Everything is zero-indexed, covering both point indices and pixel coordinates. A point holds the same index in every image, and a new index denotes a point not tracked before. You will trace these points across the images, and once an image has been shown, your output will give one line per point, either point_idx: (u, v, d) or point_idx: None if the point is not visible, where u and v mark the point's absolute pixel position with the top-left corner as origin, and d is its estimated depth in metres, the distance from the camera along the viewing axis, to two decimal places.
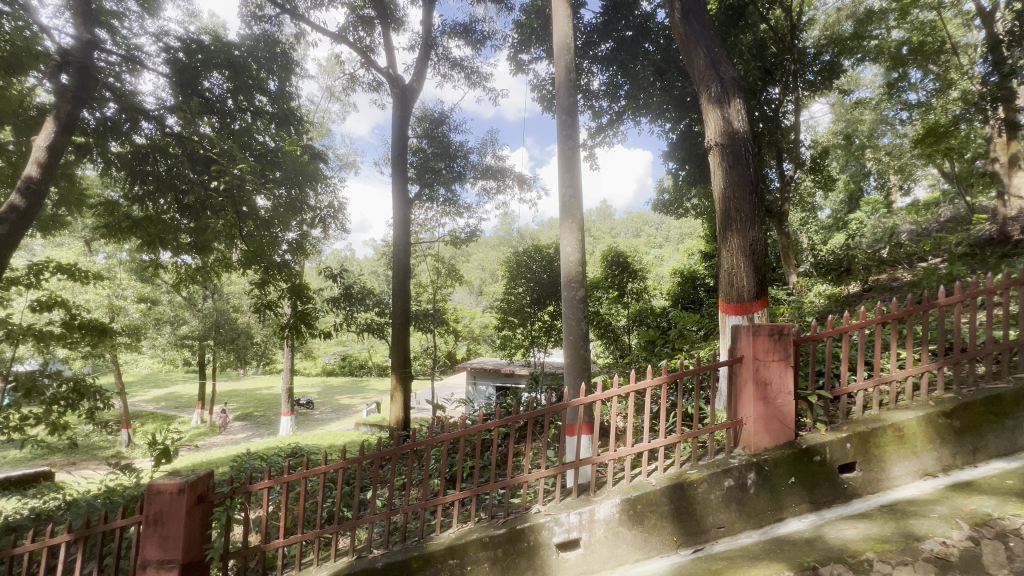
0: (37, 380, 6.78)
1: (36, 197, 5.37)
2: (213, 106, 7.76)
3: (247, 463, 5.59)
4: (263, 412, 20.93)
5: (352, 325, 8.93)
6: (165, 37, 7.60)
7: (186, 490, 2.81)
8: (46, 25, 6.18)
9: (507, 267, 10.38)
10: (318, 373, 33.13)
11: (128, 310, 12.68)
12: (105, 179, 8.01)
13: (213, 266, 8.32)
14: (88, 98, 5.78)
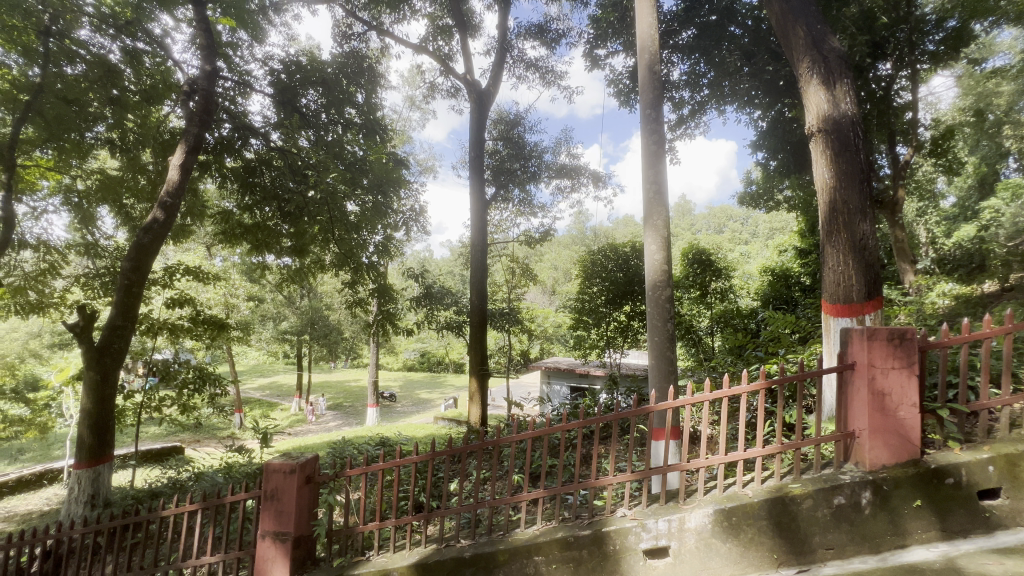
0: (170, 367, 7.88)
1: (171, 209, 6.18)
2: (310, 121, 8.49)
3: (343, 449, 6.06)
4: (351, 403, 22.53)
5: (432, 323, 9.32)
6: (270, 61, 8.45)
7: (297, 471, 3.11)
8: (177, 59, 7.13)
9: (582, 266, 10.24)
10: (399, 368, 35.00)
11: (240, 307, 14.26)
12: (221, 192, 9.04)
13: (309, 268, 9.07)
14: (210, 121, 6.59)
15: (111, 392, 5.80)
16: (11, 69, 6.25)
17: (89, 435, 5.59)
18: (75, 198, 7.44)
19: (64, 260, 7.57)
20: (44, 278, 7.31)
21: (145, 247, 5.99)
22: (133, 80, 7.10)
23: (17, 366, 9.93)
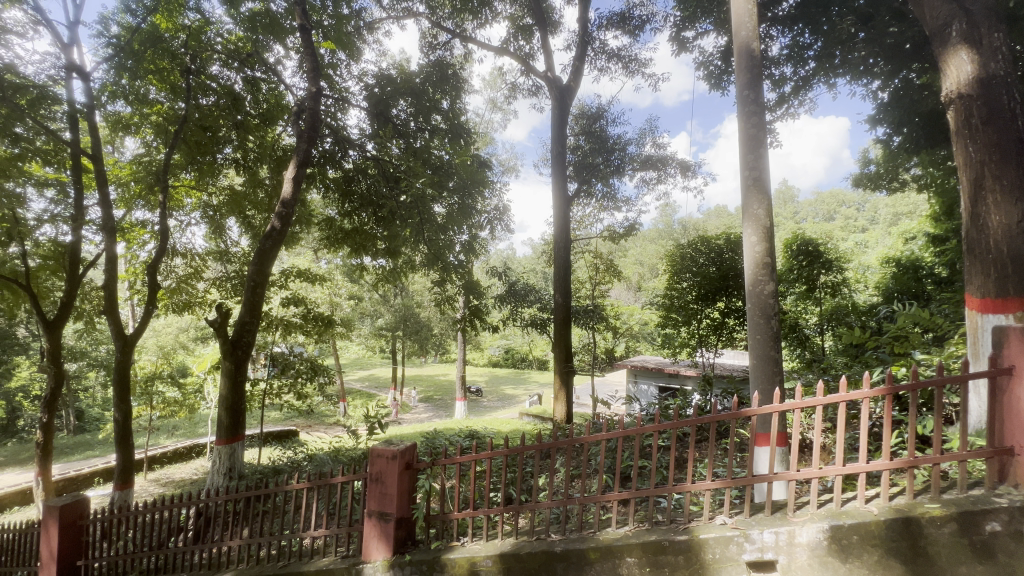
0: (288, 359, 8.91)
1: (286, 218, 6.91)
2: (400, 130, 9.04)
3: (436, 439, 6.39)
4: (441, 396, 23.67)
5: (517, 320, 9.45)
6: (365, 77, 9.12)
7: (398, 457, 3.34)
8: (287, 83, 7.95)
9: (670, 261, 9.78)
10: (485, 364, 35.97)
11: (343, 305, 15.58)
12: (325, 201, 9.94)
13: (401, 268, 9.65)
14: (316, 136, 7.26)
15: (243, 379, 6.65)
16: (163, 105, 7.43)
17: (226, 416, 6.46)
18: (211, 212, 8.62)
19: (204, 266, 8.82)
20: (191, 281, 8.60)
21: (266, 252, 6.78)
22: (253, 106, 8.06)
23: (172, 356, 11.77)
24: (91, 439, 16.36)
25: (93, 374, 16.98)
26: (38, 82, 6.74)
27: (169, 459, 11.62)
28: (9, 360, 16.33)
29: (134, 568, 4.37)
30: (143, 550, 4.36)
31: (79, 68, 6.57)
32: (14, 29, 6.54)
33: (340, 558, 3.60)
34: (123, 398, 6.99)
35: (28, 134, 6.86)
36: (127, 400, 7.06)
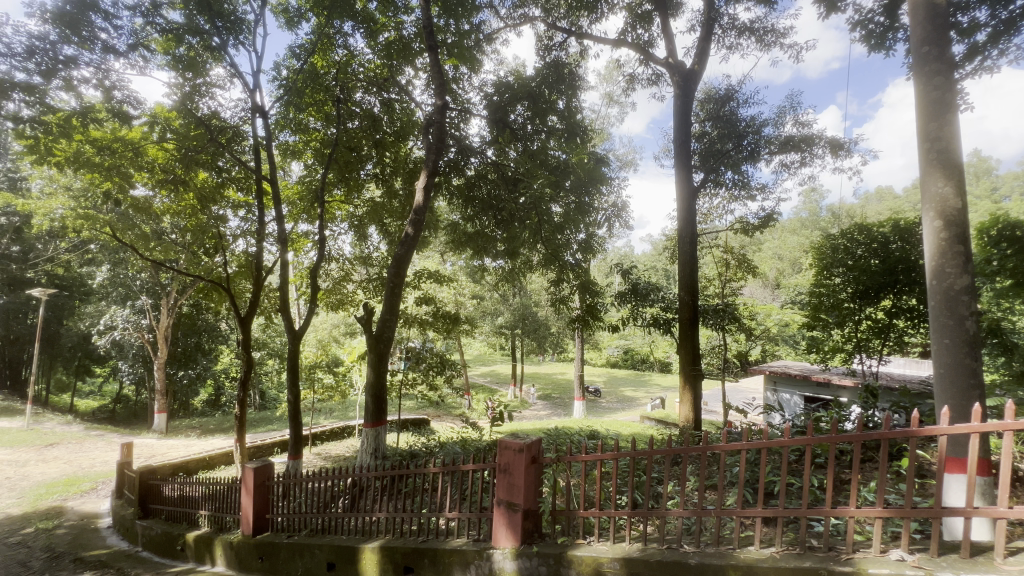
0: (420, 353, 9.75)
1: (418, 225, 7.56)
2: (518, 134, 9.31)
3: (557, 437, 6.46)
4: (559, 395, 23.86)
5: (638, 320, 9.07)
6: (485, 86, 9.57)
7: (524, 450, 3.45)
8: (417, 101, 8.70)
9: (817, 253, 8.61)
10: (603, 364, 35.29)
11: (467, 304, 16.56)
12: (450, 207, 10.65)
13: (520, 268, 9.94)
14: (443, 148, 7.81)
15: (385, 368, 7.42)
16: (320, 132, 8.67)
17: (372, 402, 7.28)
18: (356, 221, 9.79)
19: (352, 269, 10.05)
20: (343, 283, 9.89)
21: (402, 257, 7.48)
22: (389, 125, 8.98)
23: (328, 348, 13.66)
24: (271, 416, 19.74)
25: (271, 361, 20.47)
26: (232, 122, 8.32)
27: (326, 437, 13.47)
28: (216, 348, 20.45)
29: (305, 526, 5.14)
30: (310, 513, 5.10)
31: (260, 109, 7.97)
32: (217, 83, 8.16)
33: (472, 541, 3.84)
34: (294, 382, 8.29)
35: (227, 166, 8.51)
36: (297, 384, 8.36)
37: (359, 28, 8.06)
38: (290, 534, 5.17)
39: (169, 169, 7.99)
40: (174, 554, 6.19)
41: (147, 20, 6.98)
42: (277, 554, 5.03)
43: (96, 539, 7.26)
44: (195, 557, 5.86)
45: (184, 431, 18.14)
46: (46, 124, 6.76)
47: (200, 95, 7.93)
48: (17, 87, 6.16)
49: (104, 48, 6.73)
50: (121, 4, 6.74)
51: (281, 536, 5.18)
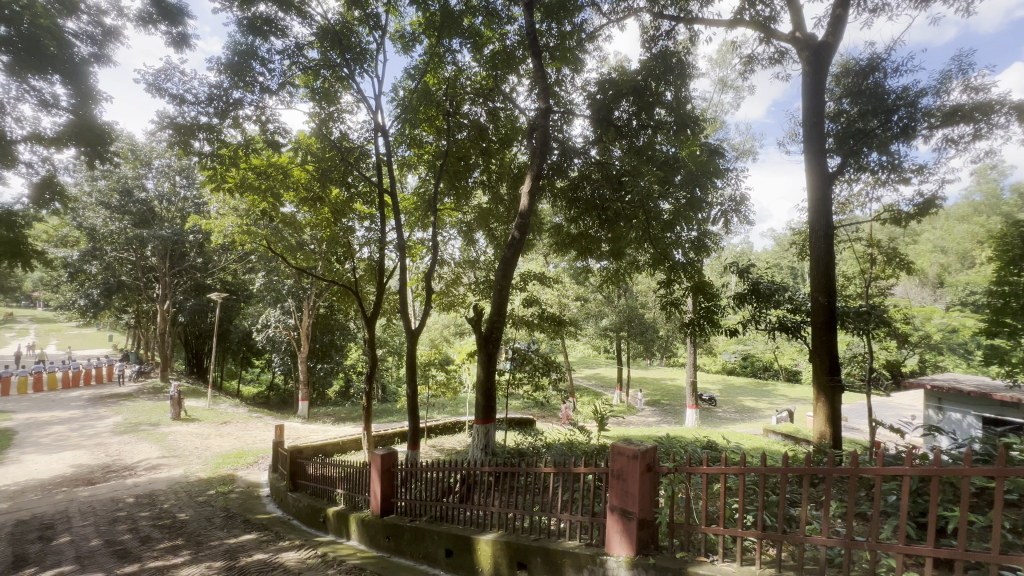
0: (526, 354, 9.93)
1: (524, 228, 7.69)
2: (623, 131, 9.04)
3: (670, 446, 6.13)
4: (669, 401, 22.65)
5: (760, 323, 8.25)
6: (588, 86, 9.46)
7: (639, 457, 3.37)
8: (521, 107, 8.90)
9: (999, 244, 7.08)
10: (718, 370, 32.72)
11: (571, 306, 16.49)
12: (553, 210, 10.71)
13: (626, 269, 9.64)
14: (547, 151, 7.86)
15: (494, 367, 7.67)
16: (432, 145, 9.30)
17: (482, 399, 7.55)
18: (465, 227, 10.30)
19: (462, 273, 10.60)
20: (454, 285, 10.45)
21: (509, 260, 7.68)
22: (494, 133, 9.30)
23: (440, 348, 14.55)
24: (392, 409, 21.56)
25: (391, 358, 22.38)
26: (359, 143, 9.28)
27: (439, 431, 14.35)
28: (346, 345, 22.94)
29: (425, 513, 5.51)
30: (429, 500, 5.48)
31: (382, 128, 8.79)
32: (346, 109, 9.16)
33: (585, 545, 3.82)
34: (412, 378, 8.97)
35: (355, 182, 9.51)
36: (415, 380, 9.01)
37: (466, 44, 8.48)
38: (411, 519, 5.60)
39: (310, 188, 9.17)
40: (317, 525, 7.04)
41: (293, 61, 8.12)
42: (402, 536, 5.45)
43: (258, 505, 8.56)
44: (333, 529, 6.60)
45: (322, 418, 20.61)
46: (221, 156, 8.19)
47: (333, 121, 8.98)
48: (202, 130, 7.73)
49: (262, 89, 7.94)
50: (273, 50, 7.91)
51: (404, 519, 5.61)
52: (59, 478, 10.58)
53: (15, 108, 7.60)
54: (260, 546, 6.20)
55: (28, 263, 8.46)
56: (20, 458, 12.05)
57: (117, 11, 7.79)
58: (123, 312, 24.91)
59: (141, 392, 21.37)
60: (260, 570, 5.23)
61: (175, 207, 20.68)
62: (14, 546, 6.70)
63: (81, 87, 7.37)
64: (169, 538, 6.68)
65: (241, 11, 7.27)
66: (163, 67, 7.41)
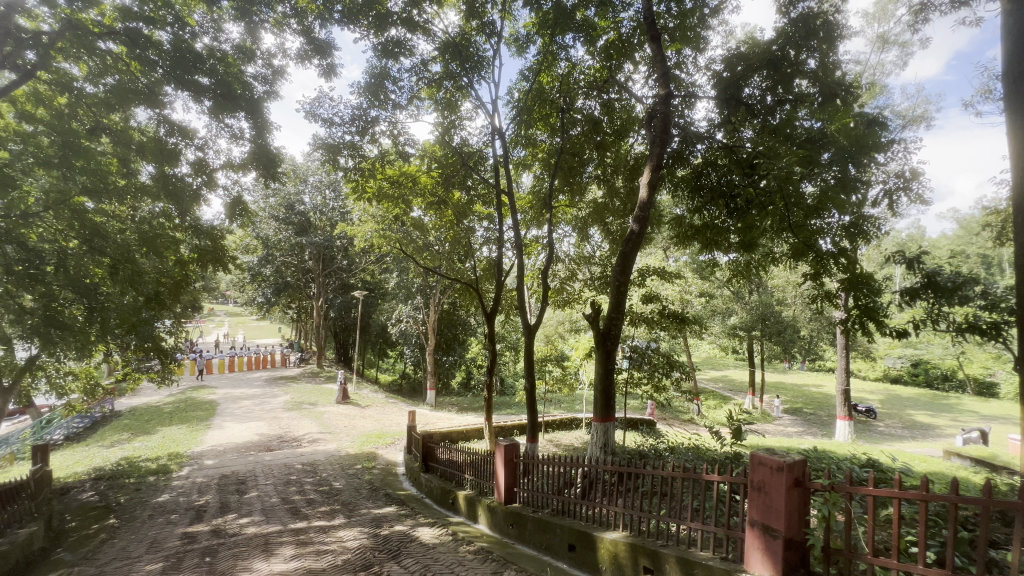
0: (646, 352, 9.51)
1: (643, 222, 7.32)
2: (755, 110, 8.15)
3: (819, 461, 5.39)
4: (813, 411, 20.02)
5: (940, 323, 6.84)
6: (713, 64, 8.72)
7: (785, 469, 3.07)
8: (638, 95, 8.51)
9: None
10: (877, 378, 28.02)
11: (694, 302, 15.44)
12: (674, 200, 10.08)
13: (760, 261, 8.70)
14: (668, 139, 7.40)
15: (612, 366, 7.41)
16: (547, 144, 9.38)
17: (601, 398, 7.34)
18: (580, 223, 10.21)
19: (577, 269, 10.55)
20: (569, 281, 10.46)
21: (627, 255, 7.38)
22: (609, 126, 9.02)
23: (556, 344, 14.69)
24: (510, 402, 22.35)
25: (509, 353, 23.20)
26: (478, 147, 9.73)
27: (556, 427, 14.49)
28: (467, 339, 24.35)
29: (547, 505, 5.60)
30: (551, 493, 5.56)
31: (499, 130, 9.09)
32: (466, 116, 9.66)
33: (720, 559, 3.57)
34: (530, 372, 9.16)
35: (474, 184, 10.00)
36: (533, 375, 9.19)
37: (579, 38, 8.37)
38: (533, 509, 5.74)
39: (435, 193, 9.89)
40: (448, 505, 7.57)
41: (419, 76, 8.80)
42: (525, 525, 5.62)
43: (396, 482, 9.51)
44: (462, 511, 7.04)
45: (447, 406, 22.17)
46: (362, 169, 9.22)
47: (454, 128, 9.54)
48: (347, 147, 8.79)
49: (394, 105, 8.74)
50: (403, 68, 8.65)
51: (527, 509, 5.77)
52: (248, 443, 12.90)
53: (214, 143, 9.41)
54: (400, 519, 6.88)
55: (225, 267, 10.42)
56: (221, 425, 14.95)
57: (282, 53, 9.20)
58: (289, 308, 29.46)
59: (303, 376, 25.10)
60: (400, 540, 5.80)
61: (326, 216, 23.86)
62: (220, 495, 8.34)
63: (259, 120, 8.84)
64: (327, 502, 7.74)
65: (376, 37, 8.08)
66: (316, 96, 8.57)
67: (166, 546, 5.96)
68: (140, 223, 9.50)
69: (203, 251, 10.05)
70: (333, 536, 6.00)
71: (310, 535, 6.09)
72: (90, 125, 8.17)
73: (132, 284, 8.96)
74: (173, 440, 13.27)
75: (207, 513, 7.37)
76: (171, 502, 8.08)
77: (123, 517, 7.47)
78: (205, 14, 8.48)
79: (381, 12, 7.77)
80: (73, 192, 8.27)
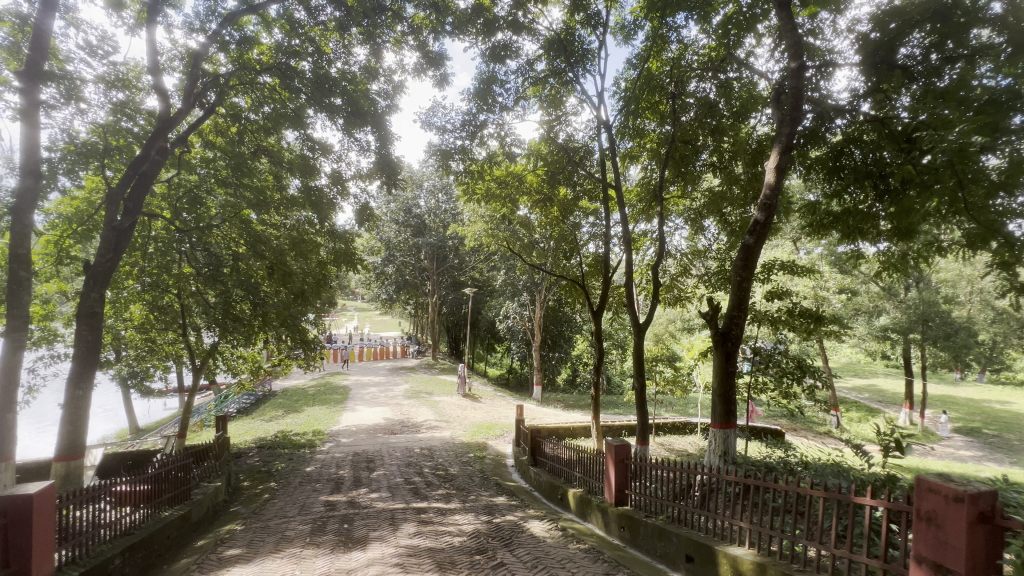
0: (772, 355, 8.57)
1: (770, 210, 6.57)
2: (914, 73, 6.87)
3: (1010, 494, 4.39)
4: (997, 432, 16.44)
5: None
6: (858, 24, 7.53)
7: (966, 501, 2.57)
8: (761, 72, 7.65)
9: None
10: None
11: (832, 300, 13.61)
12: (806, 185, 8.93)
13: (921, 251, 7.33)
14: (800, 115, 6.55)
15: (733, 370, 6.77)
16: (656, 133, 8.92)
17: (719, 404, 6.74)
18: (694, 214, 9.56)
19: (690, 264, 9.91)
20: (682, 277, 9.87)
21: (751, 248, 6.67)
22: (726, 108, 8.25)
23: (667, 343, 13.98)
24: (617, 402, 21.81)
25: (616, 351, 22.65)
26: (583, 142, 9.60)
27: (668, 430, 13.79)
28: (573, 337, 24.28)
29: (661, 512, 5.36)
30: (666, 499, 5.29)
31: (605, 123, 8.86)
32: (571, 111, 9.58)
33: None
34: (639, 372, 8.81)
35: (580, 180, 9.90)
36: (642, 375, 8.83)
37: (692, 17, 7.83)
38: (647, 514, 5.51)
39: (541, 191, 9.98)
40: (557, 501, 7.63)
41: (525, 77, 8.94)
42: (638, 530, 5.43)
43: (505, 473, 9.83)
44: (572, 508, 7.03)
45: (553, 402, 22.36)
46: (472, 172, 9.68)
47: (559, 125, 9.53)
48: (458, 152, 9.26)
49: (501, 108, 9.00)
50: (509, 70, 8.86)
51: (639, 513, 5.58)
52: (375, 426, 14.31)
53: (346, 156, 10.54)
54: (510, 509, 7.10)
55: (355, 268, 11.67)
56: (353, 408, 16.80)
57: (401, 69, 10.00)
58: (408, 304, 32.04)
59: (421, 367, 27.14)
60: (512, 530, 5.99)
61: (439, 218, 25.49)
62: (354, 471, 9.36)
63: (383, 133, 9.71)
64: (444, 486, 8.28)
65: (484, 44, 8.38)
66: (431, 105, 9.15)
67: (313, 510, 6.85)
68: (290, 230, 11.03)
69: (338, 254, 11.41)
70: (451, 518, 6.39)
71: (430, 514, 6.56)
72: (253, 148, 9.69)
73: (284, 283, 10.43)
74: (316, 419, 15.24)
75: (344, 485, 8.33)
76: (316, 472, 9.27)
77: (280, 482, 8.75)
78: (338, 42, 9.54)
79: (489, 18, 8.01)
80: (242, 206, 9.88)
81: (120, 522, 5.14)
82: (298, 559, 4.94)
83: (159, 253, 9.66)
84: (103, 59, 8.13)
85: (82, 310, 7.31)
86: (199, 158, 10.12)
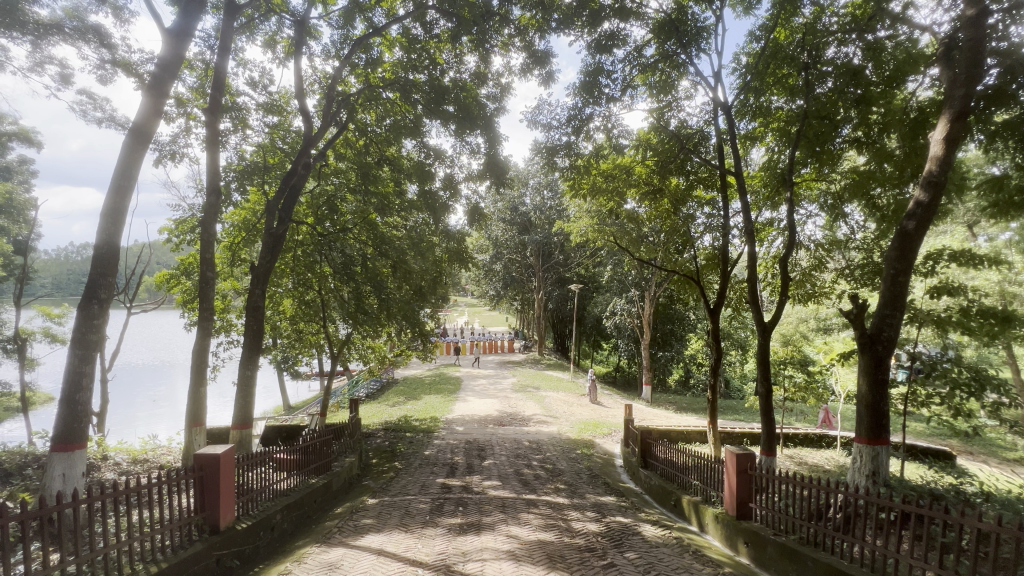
0: (939, 363, 7.20)
1: (937, 189, 5.49)
2: None
3: None
4: None
5: None
6: None
7: None
8: (924, 25, 6.43)
9: None
10: None
11: None
12: (988, 155, 7.30)
13: None
14: (980, 72, 5.38)
15: (885, 377, 5.80)
16: (783, 110, 7.99)
17: (867, 416, 5.83)
18: (833, 199, 8.38)
19: (828, 255, 8.72)
20: (816, 271, 8.75)
21: (910, 235, 5.64)
22: (875, 72, 7.08)
23: (798, 345, 12.49)
24: (737, 407, 20.12)
25: (735, 352, 20.87)
26: (697, 127, 8.94)
27: (800, 442, 12.35)
28: (686, 336, 23.00)
29: (794, 531, 4.82)
30: (799, 518, 4.73)
31: (723, 104, 8.14)
32: (684, 95, 8.98)
33: None
34: (764, 376, 7.99)
35: (694, 168, 9.29)
36: (768, 379, 7.99)
37: None
38: (776, 532, 4.98)
39: (651, 182, 9.55)
40: (670, 507, 7.26)
41: (633, 64, 8.58)
42: (765, 549, 4.94)
43: (614, 473, 9.63)
44: (687, 516, 6.63)
45: (664, 404, 21.30)
46: (577, 167, 9.61)
47: (671, 110, 8.99)
48: (564, 148, 9.24)
49: (608, 99, 8.77)
50: (616, 60, 8.59)
51: (767, 530, 5.07)
52: (486, 417, 14.95)
53: (458, 159, 11.09)
54: (621, 511, 6.93)
55: (466, 265, 12.24)
56: (466, 399, 17.74)
57: (509, 72, 10.27)
58: (515, 300, 32.88)
59: (528, 362, 27.70)
60: (623, 532, 5.84)
61: (545, 214, 25.76)
62: (466, 458, 9.90)
63: (492, 135, 10.05)
64: (553, 481, 8.36)
65: (590, 36, 8.25)
66: (537, 104, 9.25)
67: (431, 492, 7.39)
68: (410, 231, 11.93)
69: (451, 253, 12.08)
70: (559, 513, 6.44)
71: (541, 507, 6.67)
72: (377, 158, 10.66)
73: (406, 280, 11.33)
74: (433, 407, 16.37)
75: (458, 470, 8.84)
76: (433, 456, 9.98)
77: (403, 463, 9.58)
78: (451, 52, 10.09)
79: (595, 9, 7.84)
80: (370, 211, 10.90)
81: (279, 485, 6.04)
82: (419, 535, 5.37)
83: (304, 254, 11.09)
84: (263, 91, 9.59)
85: (249, 305, 8.71)
86: (334, 169, 11.42)
